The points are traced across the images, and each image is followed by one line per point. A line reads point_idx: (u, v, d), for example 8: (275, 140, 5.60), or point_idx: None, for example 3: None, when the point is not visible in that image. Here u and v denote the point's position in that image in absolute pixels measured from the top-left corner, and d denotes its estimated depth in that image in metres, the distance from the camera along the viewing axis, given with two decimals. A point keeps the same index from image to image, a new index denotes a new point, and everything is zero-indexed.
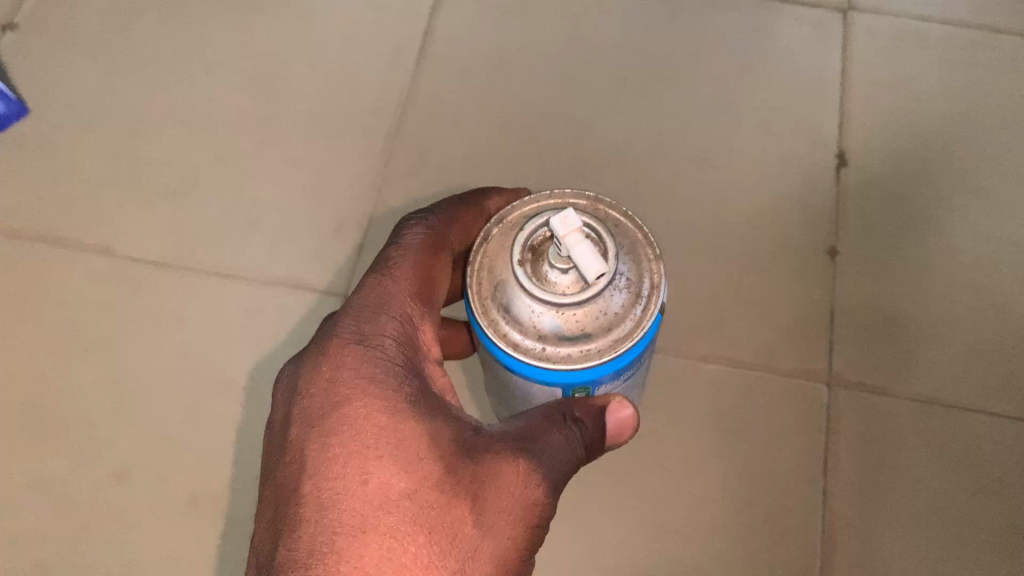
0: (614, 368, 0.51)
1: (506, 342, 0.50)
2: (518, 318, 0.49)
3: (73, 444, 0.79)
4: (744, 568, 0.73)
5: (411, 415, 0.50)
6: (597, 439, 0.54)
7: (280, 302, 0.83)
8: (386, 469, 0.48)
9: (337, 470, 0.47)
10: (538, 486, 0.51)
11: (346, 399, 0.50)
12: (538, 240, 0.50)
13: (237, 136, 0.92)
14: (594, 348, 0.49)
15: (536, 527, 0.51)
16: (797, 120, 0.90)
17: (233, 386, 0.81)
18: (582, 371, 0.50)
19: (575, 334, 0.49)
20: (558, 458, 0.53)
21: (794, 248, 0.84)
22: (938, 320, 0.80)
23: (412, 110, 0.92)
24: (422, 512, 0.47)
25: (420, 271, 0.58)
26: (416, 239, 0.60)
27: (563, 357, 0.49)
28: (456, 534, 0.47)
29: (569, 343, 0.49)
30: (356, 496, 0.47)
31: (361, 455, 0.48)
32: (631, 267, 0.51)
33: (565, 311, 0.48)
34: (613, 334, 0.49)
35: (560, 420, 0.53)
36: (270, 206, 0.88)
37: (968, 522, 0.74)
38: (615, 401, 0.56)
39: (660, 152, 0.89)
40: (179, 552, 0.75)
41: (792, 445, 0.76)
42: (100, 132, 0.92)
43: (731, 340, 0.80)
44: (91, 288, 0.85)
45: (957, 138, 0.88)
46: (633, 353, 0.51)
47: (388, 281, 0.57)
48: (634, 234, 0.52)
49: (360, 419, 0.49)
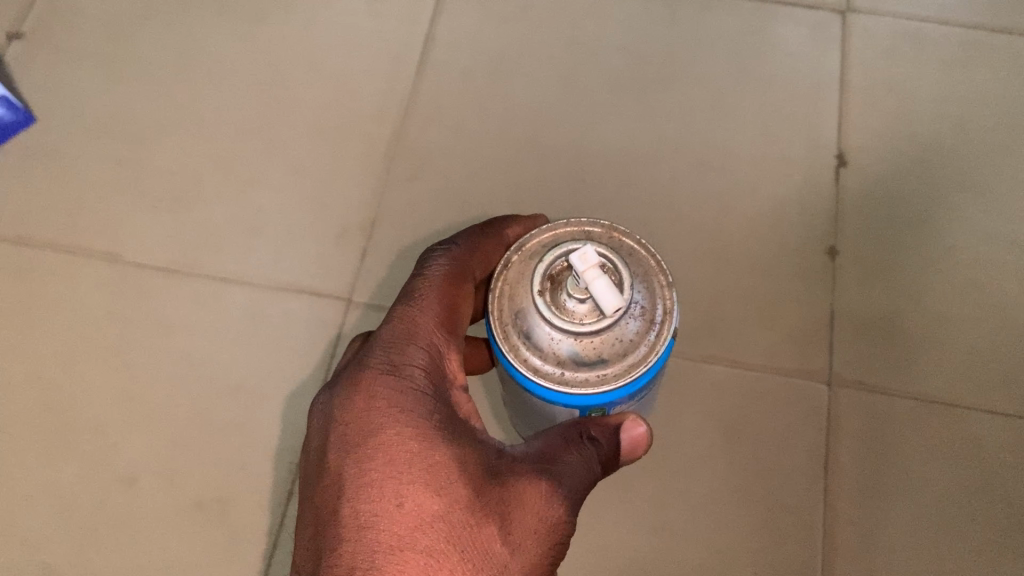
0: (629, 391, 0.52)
1: (525, 365, 0.51)
2: (538, 344, 0.51)
3: (82, 451, 0.80)
4: (746, 568, 0.74)
5: (441, 441, 0.52)
6: (614, 458, 0.55)
7: (285, 307, 0.84)
8: (419, 493, 0.50)
9: (373, 495, 0.50)
10: (560, 505, 0.53)
11: (379, 427, 0.52)
12: (557, 270, 0.51)
13: (240, 142, 0.93)
14: (610, 374, 0.50)
15: (560, 542, 0.53)
16: (796, 122, 0.90)
17: (240, 390, 0.81)
18: (598, 395, 0.51)
19: (592, 360, 0.50)
20: (577, 479, 0.53)
21: (794, 248, 0.85)
22: (939, 320, 0.82)
23: (415, 114, 0.92)
24: (453, 533, 0.49)
25: (446, 301, 0.59)
26: (440, 270, 0.60)
27: (580, 382, 0.50)
28: (486, 553, 0.49)
29: (586, 368, 0.50)
30: (392, 519, 0.49)
31: (395, 480, 0.50)
32: (645, 295, 0.52)
33: (584, 338, 0.50)
34: (629, 360, 0.51)
35: (575, 441, 0.54)
36: (274, 212, 0.89)
37: (968, 521, 0.75)
38: (629, 419, 0.56)
39: (661, 155, 0.89)
40: (188, 555, 0.76)
41: (792, 445, 0.77)
42: (103, 138, 0.93)
43: (732, 341, 0.81)
44: (98, 294, 0.85)
45: (955, 138, 0.89)
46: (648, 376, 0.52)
47: (415, 312, 0.58)
48: (647, 262, 0.54)
49: (393, 446, 0.51)
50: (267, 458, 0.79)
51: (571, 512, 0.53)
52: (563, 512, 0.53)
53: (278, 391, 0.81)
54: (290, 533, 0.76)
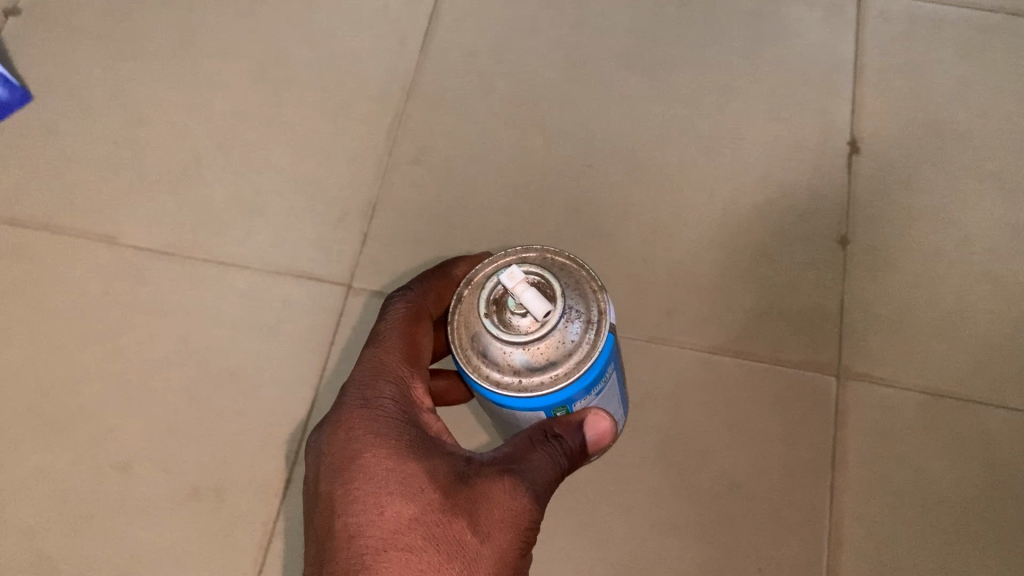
0: (583, 386, 0.51)
1: (484, 381, 0.50)
2: (493, 359, 0.49)
3: (77, 435, 0.79)
4: (749, 564, 0.72)
5: (413, 456, 0.53)
6: (583, 451, 0.54)
7: (284, 292, 0.83)
8: (396, 501, 0.50)
9: (356, 507, 0.51)
10: (524, 497, 0.52)
11: (357, 449, 0.53)
12: (499, 294, 0.50)
13: (240, 123, 0.91)
14: (561, 374, 0.49)
15: (529, 531, 0.52)
16: (808, 106, 0.88)
17: (236, 376, 0.80)
18: (552, 395, 0.50)
19: (543, 362, 0.49)
20: (545, 475, 0.52)
21: (804, 237, 0.82)
22: (951, 312, 0.79)
23: (417, 96, 0.91)
24: (431, 534, 0.49)
25: (406, 338, 0.60)
26: (398, 312, 0.62)
27: (535, 386, 0.49)
28: (463, 549, 0.49)
29: (539, 373, 0.49)
30: (375, 526, 0.50)
31: (375, 491, 0.51)
32: (580, 301, 0.51)
33: (532, 347, 0.48)
34: (576, 357, 0.49)
35: (540, 442, 0.52)
36: (273, 195, 0.87)
37: (978, 519, 0.73)
38: (594, 414, 0.54)
39: (668, 139, 0.87)
40: (180, 543, 0.75)
41: (799, 440, 0.75)
42: (103, 118, 0.92)
43: (738, 332, 0.79)
44: (95, 278, 0.84)
45: (972, 124, 0.86)
46: (594, 370, 0.51)
47: (380, 351, 0.59)
48: (578, 272, 0.52)
49: (370, 465, 0.52)
50: (263, 445, 0.78)
51: (540, 506, 0.52)
52: (531, 511, 0.52)
53: (275, 377, 0.80)
54: (287, 522, 0.75)
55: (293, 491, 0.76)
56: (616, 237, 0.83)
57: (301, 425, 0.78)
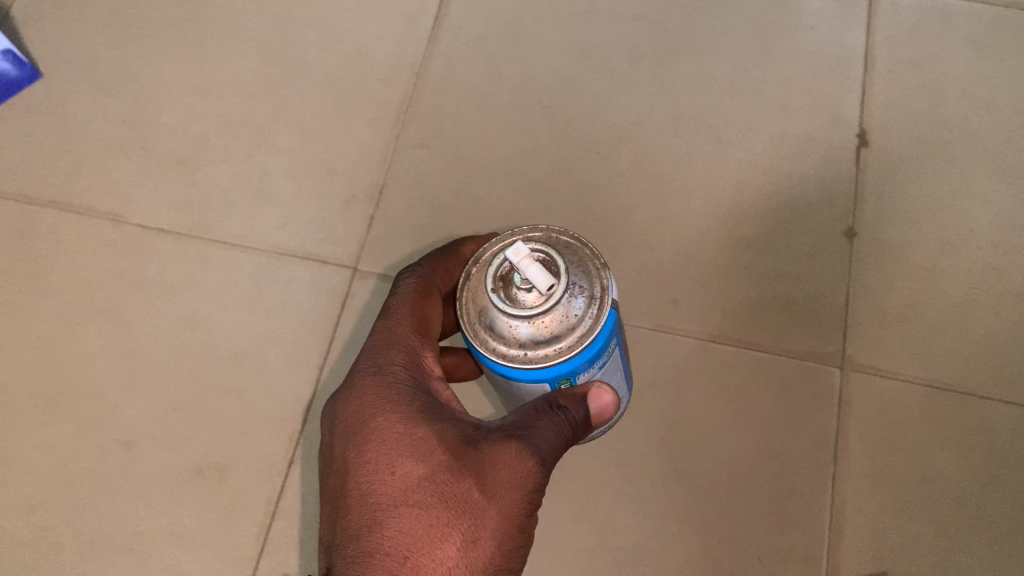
0: (586, 358, 0.51)
1: (491, 354, 0.50)
2: (499, 332, 0.49)
3: (81, 411, 0.79)
4: (749, 552, 0.72)
5: (423, 420, 0.53)
6: (586, 422, 0.54)
7: (289, 273, 0.83)
8: (407, 461, 0.51)
9: (368, 466, 0.52)
10: (529, 463, 0.51)
11: (370, 414, 0.54)
12: (505, 270, 0.50)
13: (248, 105, 0.91)
14: (565, 346, 0.49)
15: (536, 493, 0.52)
16: (817, 98, 0.88)
17: (241, 356, 0.80)
18: (556, 367, 0.50)
19: (547, 336, 0.49)
20: (551, 443, 0.52)
21: (810, 228, 0.82)
22: (956, 305, 0.79)
23: (426, 81, 0.91)
24: (440, 492, 0.50)
25: (416, 309, 0.60)
26: (409, 287, 0.62)
27: (540, 359, 0.49)
28: (470, 508, 0.50)
29: (544, 346, 0.49)
30: (386, 485, 0.51)
31: (387, 451, 0.52)
32: (583, 277, 0.51)
33: (536, 321, 0.48)
34: (579, 331, 0.49)
35: (544, 412, 0.52)
36: (280, 176, 0.87)
37: (979, 511, 0.73)
38: (596, 388, 0.54)
39: (676, 128, 0.87)
40: (183, 520, 0.75)
41: (803, 429, 0.76)
42: (112, 97, 0.92)
43: (743, 321, 0.79)
44: (102, 255, 0.85)
45: (982, 117, 0.86)
46: (596, 343, 0.51)
47: (390, 322, 0.60)
48: (581, 250, 0.52)
49: (383, 428, 0.53)
50: (267, 424, 0.78)
51: (546, 472, 0.53)
52: (538, 475, 0.52)
53: (279, 357, 0.80)
54: (289, 502, 0.75)
55: (296, 471, 0.76)
56: (623, 224, 0.83)
57: (305, 406, 0.78)
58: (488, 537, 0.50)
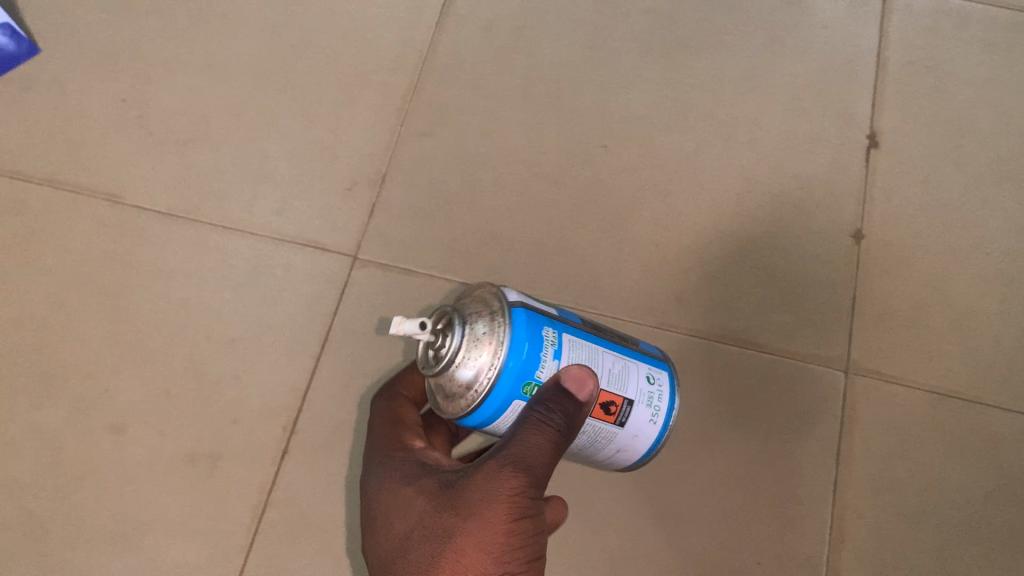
0: (525, 360, 0.52)
1: (461, 415, 0.53)
2: (452, 393, 0.53)
3: (71, 394, 0.78)
4: (749, 555, 0.72)
5: (408, 485, 0.56)
6: (574, 407, 0.52)
7: (288, 260, 0.82)
8: (400, 525, 0.53)
9: (376, 545, 0.55)
10: (500, 472, 0.51)
11: (370, 501, 0.57)
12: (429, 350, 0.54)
13: (250, 87, 0.90)
14: (487, 369, 0.51)
15: (518, 493, 0.51)
16: (828, 97, 0.87)
17: (237, 342, 0.79)
18: (503, 379, 0.51)
19: (468, 366, 0.51)
20: (532, 445, 0.52)
21: (817, 230, 0.81)
22: (964, 310, 0.78)
23: (432, 68, 0.89)
24: (424, 533, 0.51)
25: (390, 415, 0.65)
26: (378, 404, 0.67)
27: (481, 388, 0.51)
28: (449, 532, 0.50)
29: (474, 381, 0.51)
30: (388, 554, 0.53)
31: (386, 522, 0.55)
32: (482, 306, 0.54)
33: (452, 367, 0.52)
34: (490, 349, 0.51)
35: (523, 417, 0.52)
36: (281, 161, 0.86)
37: (983, 521, 0.72)
38: (575, 372, 0.53)
39: (685, 123, 0.86)
40: (173, 507, 0.74)
41: (805, 434, 0.75)
42: (110, 74, 0.90)
43: (747, 323, 0.78)
44: (97, 236, 0.83)
45: (995, 121, 0.85)
46: (524, 339, 0.52)
47: (373, 432, 0.64)
48: (481, 290, 0.56)
49: (379, 508, 0.56)
50: (262, 413, 0.77)
51: (532, 474, 0.52)
52: (514, 480, 0.51)
53: (275, 345, 0.79)
54: (285, 492, 0.74)
55: (292, 463, 0.75)
56: (629, 220, 0.82)
57: (302, 395, 0.77)
58: (471, 550, 0.49)
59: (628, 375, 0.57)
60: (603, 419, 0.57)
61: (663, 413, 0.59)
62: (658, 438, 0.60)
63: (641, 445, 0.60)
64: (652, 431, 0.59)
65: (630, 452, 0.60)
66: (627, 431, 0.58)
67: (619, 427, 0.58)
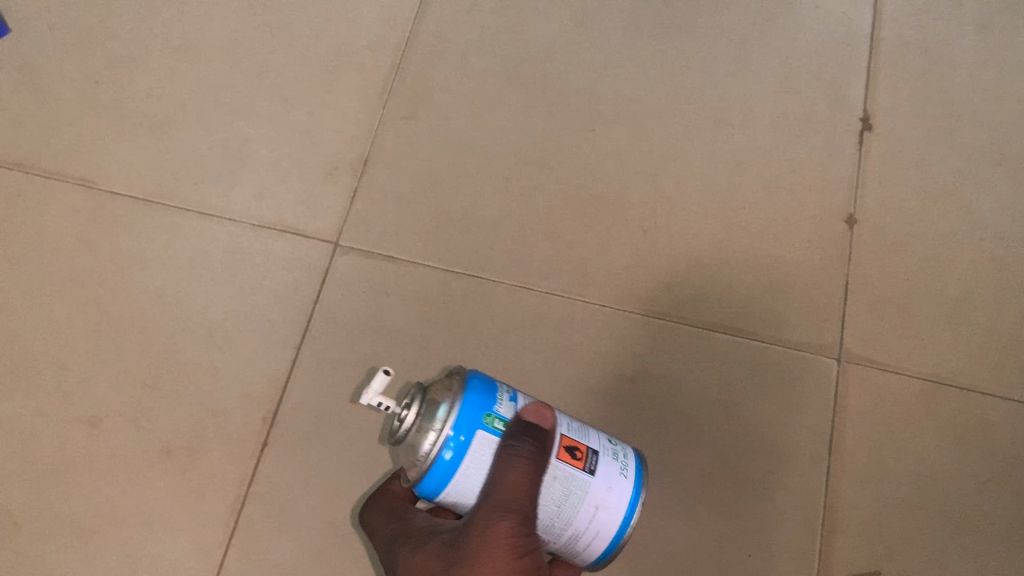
0: (482, 398, 0.52)
1: (424, 477, 0.52)
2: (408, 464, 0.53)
3: (43, 386, 0.75)
4: (740, 548, 0.70)
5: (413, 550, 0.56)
6: (544, 437, 0.53)
7: (268, 247, 0.80)
8: None
9: None
10: (496, 520, 0.51)
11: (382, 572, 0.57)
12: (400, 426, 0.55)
13: (227, 68, 0.87)
14: (447, 414, 0.51)
15: (515, 537, 0.51)
16: (820, 78, 0.85)
17: (214, 332, 0.77)
18: (451, 441, 0.51)
19: (427, 417, 0.52)
20: (512, 482, 0.51)
21: (809, 215, 0.80)
22: (958, 296, 0.77)
23: (415, 48, 0.87)
24: None
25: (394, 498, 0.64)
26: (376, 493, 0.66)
27: (440, 433, 0.51)
28: None
29: (433, 430, 0.51)
30: None
31: None
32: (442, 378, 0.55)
33: (413, 424, 0.52)
34: (448, 398, 0.52)
35: (497, 456, 0.52)
36: (260, 145, 0.84)
37: (977, 512, 0.71)
38: (532, 407, 0.54)
39: (674, 106, 0.84)
40: (150, 502, 0.72)
41: (798, 423, 0.73)
42: (83, 55, 0.88)
43: (738, 310, 0.76)
44: (70, 223, 0.81)
45: (989, 103, 0.83)
46: (480, 382, 0.53)
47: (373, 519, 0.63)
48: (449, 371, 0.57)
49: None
50: (242, 405, 0.75)
51: (522, 510, 0.52)
52: (506, 522, 0.51)
53: (254, 335, 0.77)
54: (266, 485, 0.72)
55: (271, 456, 0.73)
56: (618, 206, 0.80)
57: (282, 386, 0.75)
58: None
59: (585, 432, 0.56)
60: (568, 466, 0.53)
61: (631, 474, 0.56)
62: (634, 496, 0.55)
63: (620, 503, 0.54)
64: (625, 487, 0.55)
65: (610, 513, 0.54)
66: (600, 480, 0.54)
67: (592, 476, 0.54)
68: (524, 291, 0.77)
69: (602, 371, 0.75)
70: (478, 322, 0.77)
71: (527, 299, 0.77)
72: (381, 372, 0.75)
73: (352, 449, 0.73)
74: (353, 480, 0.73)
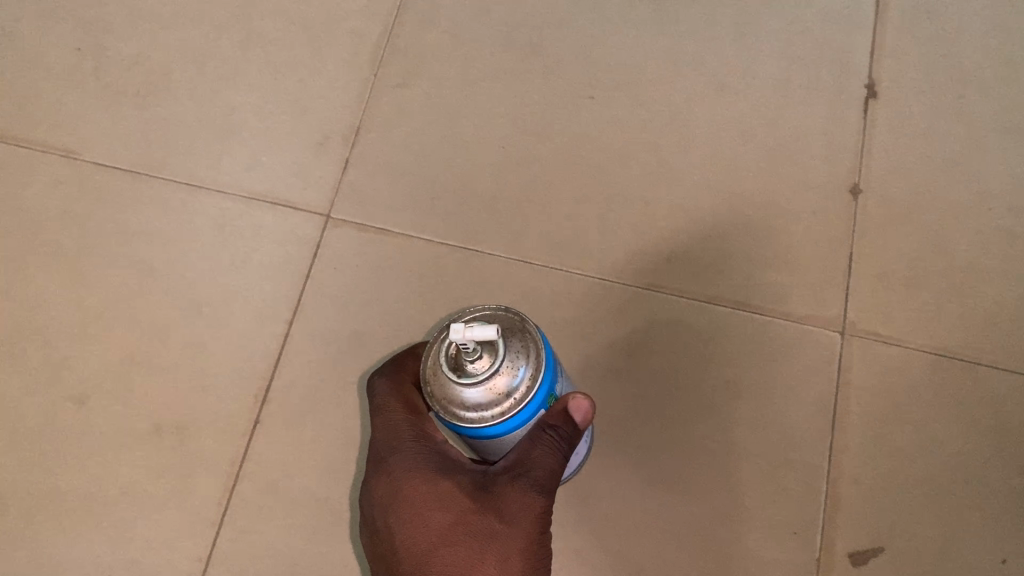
0: (549, 377, 0.48)
1: (462, 425, 0.47)
2: (456, 403, 0.46)
3: (30, 362, 0.74)
4: (741, 524, 0.69)
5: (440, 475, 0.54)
6: (574, 434, 0.51)
7: (257, 219, 0.78)
8: (436, 512, 0.53)
9: (407, 523, 0.54)
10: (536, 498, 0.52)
11: (401, 482, 0.55)
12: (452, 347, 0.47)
13: (216, 37, 0.85)
14: (524, 385, 0.46)
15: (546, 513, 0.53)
16: (824, 44, 0.83)
17: (204, 308, 0.75)
18: (515, 419, 0.47)
19: (509, 381, 0.46)
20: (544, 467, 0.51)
21: (812, 184, 0.78)
22: (965, 267, 0.74)
23: (408, 14, 0.85)
24: (468, 530, 0.52)
25: (403, 398, 0.59)
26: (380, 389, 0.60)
27: (512, 403, 0.46)
28: (493, 535, 0.52)
29: (506, 396, 0.46)
30: (421, 534, 0.53)
31: (420, 506, 0.54)
32: (515, 326, 0.48)
33: (488, 380, 0.45)
34: (528, 367, 0.47)
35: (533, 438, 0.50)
36: (250, 115, 0.82)
37: (982, 489, 0.68)
38: (578, 400, 0.51)
39: (674, 73, 0.82)
40: (137, 479, 0.71)
41: (800, 397, 0.71)
42: (69, 24, 0.86)
43: (739, 283, 0.75)
44: (55, 195, 0.79)
45: (999, 68, 0.81)
46: (548, 358, 0.49)
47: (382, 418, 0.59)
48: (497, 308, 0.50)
49: (409, 485, 0.55)
50: (231, 381, 0.73)
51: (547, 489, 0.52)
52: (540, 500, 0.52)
53: (243, 310, 0.75)
54: (254, 462, 0.70)
55: (261, 433, 0.71)
56: (616, 177, 0.78)
57: (272, 362, 0.73)
58: (516, 558, 0.51)
59: None
60: None
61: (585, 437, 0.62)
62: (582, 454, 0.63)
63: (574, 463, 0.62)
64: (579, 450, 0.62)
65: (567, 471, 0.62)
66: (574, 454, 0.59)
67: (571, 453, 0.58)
68: (520, 263, 0.76)
69: (600, 346, 0.73)
70: (474, 297, 0.74)
71: (523, 272, 0.75)
72: (373, 348, 0.73)
73: (342, 425, 0.71)
74: (346, 460, 0.70)
